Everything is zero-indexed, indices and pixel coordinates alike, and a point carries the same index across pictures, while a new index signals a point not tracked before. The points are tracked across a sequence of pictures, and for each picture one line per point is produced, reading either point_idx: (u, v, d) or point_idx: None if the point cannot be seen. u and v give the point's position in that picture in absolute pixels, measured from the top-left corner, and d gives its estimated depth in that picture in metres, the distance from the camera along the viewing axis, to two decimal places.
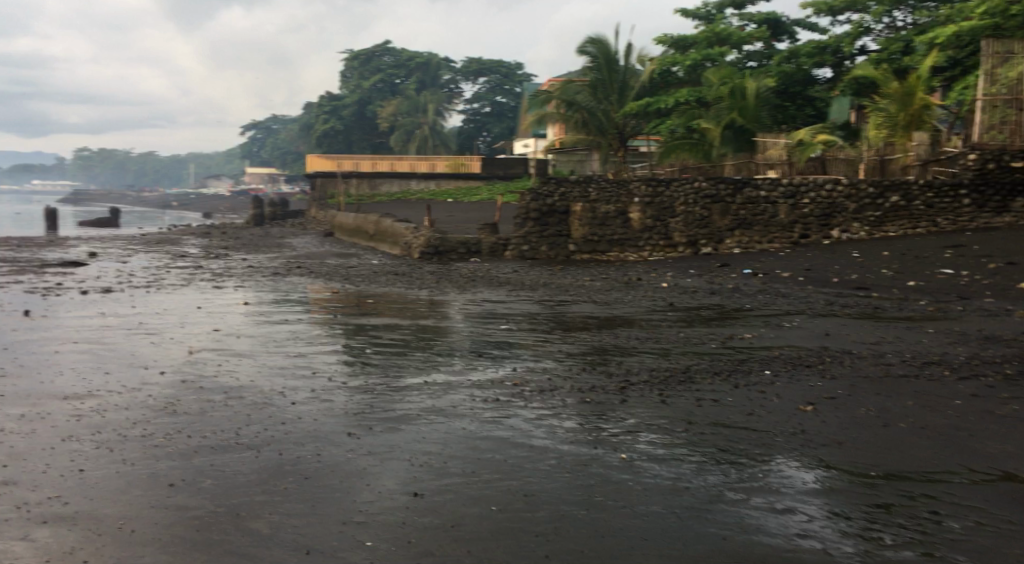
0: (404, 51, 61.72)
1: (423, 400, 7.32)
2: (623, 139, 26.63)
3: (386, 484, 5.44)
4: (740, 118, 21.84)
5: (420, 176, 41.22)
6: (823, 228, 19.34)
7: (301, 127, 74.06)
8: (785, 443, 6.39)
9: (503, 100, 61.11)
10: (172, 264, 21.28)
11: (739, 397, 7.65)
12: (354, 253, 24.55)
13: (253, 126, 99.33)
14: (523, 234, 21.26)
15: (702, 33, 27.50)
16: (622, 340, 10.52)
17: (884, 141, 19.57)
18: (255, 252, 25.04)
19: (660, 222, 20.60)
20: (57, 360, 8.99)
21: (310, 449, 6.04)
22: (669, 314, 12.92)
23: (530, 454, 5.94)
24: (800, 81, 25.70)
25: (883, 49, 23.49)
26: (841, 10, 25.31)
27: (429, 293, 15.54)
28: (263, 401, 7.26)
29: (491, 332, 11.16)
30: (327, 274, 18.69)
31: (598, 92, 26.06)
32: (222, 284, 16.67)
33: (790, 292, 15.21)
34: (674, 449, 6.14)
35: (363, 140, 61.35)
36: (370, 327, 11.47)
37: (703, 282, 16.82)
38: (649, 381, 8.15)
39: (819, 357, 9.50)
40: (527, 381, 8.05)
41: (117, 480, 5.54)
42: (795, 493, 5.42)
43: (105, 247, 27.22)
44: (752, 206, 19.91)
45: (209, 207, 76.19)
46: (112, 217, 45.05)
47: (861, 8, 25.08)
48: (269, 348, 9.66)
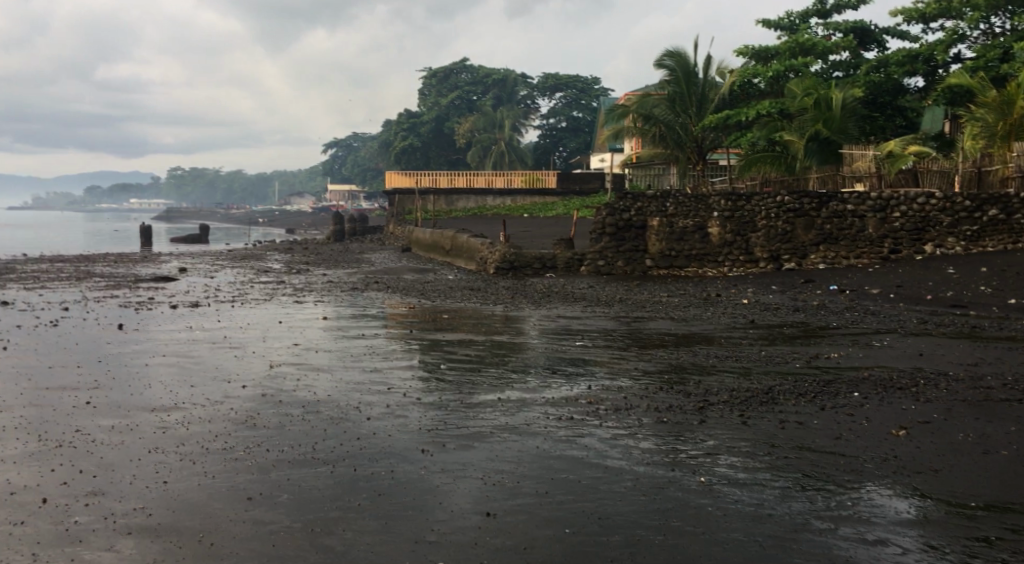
0: (481, 68, 62.26)
1: (497, 417, 7.26)
2: (701, 152, 26.72)
3: (459, 503, 5.37)
4: (825, 130, 21.06)
5: (495, 192, 41.44)
6: (915, 243, 18.67)
7: (380, 144, 75.33)
8: (874, 470, 6.10)
9: (580, 115, 61.05)
10: (257, 279, 21.80)
11: (824, 420, 7.36)
12: (431, 268, 24.77)
13: (334, 144, 101.60)
14: (600, 249, 21.16)
15: (785, 43, 26.95)
16: (701, 358, 10.29)
17: (982, 152, 18.53)
18: (335, 268, 25.50)
19: (740, 237, 20.21)
20: (146, 372, 9.25)
21: (385, 466, 6.02)
22: (750, 332, 12.60)
23: (606, 475, 5.80)
24: (889, 91, 24.93)
25: (979, 56, 22.57)
26: (935, 16, 24.43)
27: (505, 309, 15.52)
28: (339, 416, 7.30)
29: (567, 348, 11.06)
30: (404, 289, 18.87)
31: (677, 106, 26.17)
32: (303, 299, 16.98)
33: (879, 309, 14.68)
34: (756, 473, 5.92)
35: (441, 156, 62.11)
36: (445, 342, 11.49)
37: (786, 298, 16.39)
38: (729, 402, 7.92)
39: (911, 378, 9.10)
40: (603, 399, 7.91)
41: (198, 493, 5.62)
42: (887, 524, 5.16)
43: (194, 262, 28.10)
44: (837, 220, 19.38)
45: (292, 223, 78.13)
46: (201, 234, 46.54)
47: (955, 15, 24.26)
48: (346, 363, 9.75)
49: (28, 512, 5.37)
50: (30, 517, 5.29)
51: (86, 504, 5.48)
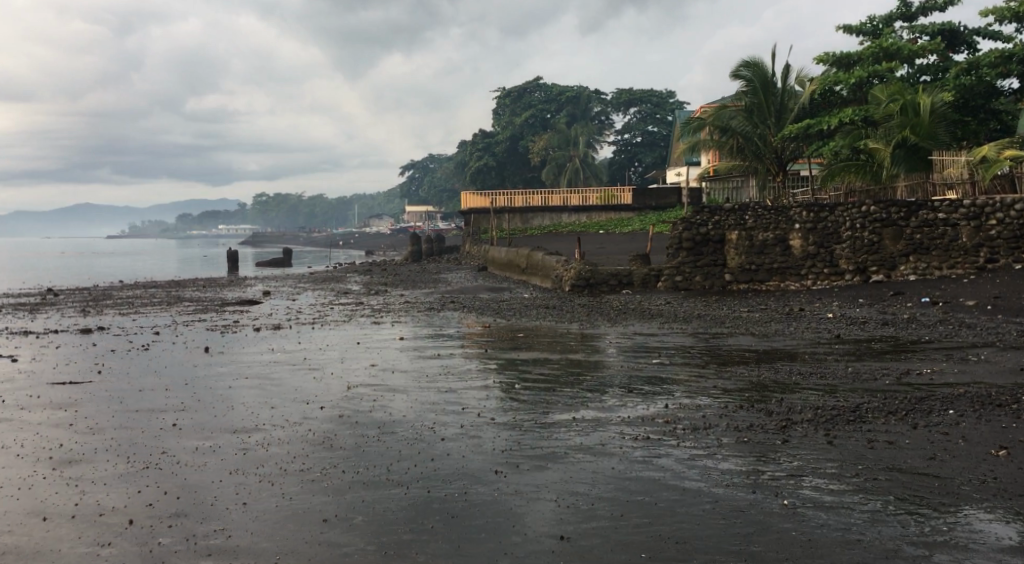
0: (555, 86, 62.10)
1: (571, 437, 7.15)
2: (781, 164, 26.28)
3: (532, 526, 5.27)
4: (914, 134, 19.94)
5: (571, 209, 41.41)
6: (1013, 252, 17.80)
7: (456, 165, 76.04)
8: (974, 493, 5.77)
9: (655, 129, 60.64)
10: (337, 300, 22.18)
11: (917, 440, 7.02)
12: (508, 287, 24.80)
13: (411, 166, 103.25)
14: (677, 263, 20.98)
15: (868, 48, 26.14)
16: (783, 375, 9.98)
17: None
18: (413, 288, 25.76)
19: (823, 249, 19.69)
20: (228, 394, 9.45)
21: (458, 487, 5.96)
22: (835, 347, 12.18)
23: (683, 497, 5.62)
24: (982, 94, 23.94)
25: None
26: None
27: (581, 326, 15.38)
28: (415, 437, 7.29)
29: (644, 366, 10.87)
30: (480, 309, 18.90)
31: (754, 117, 25.94)
32: (381, 320, 17.16)
33: (975, 322, 14.04)
34: (844, 496, 5.66)
35: (516, 175, 62.49)
36: (521, 361, 11.43)
37: (873, 312, 15.81)
38: (813, 421, 7.63)
39: (1010, 394, 8.65)
40: (680, 418, 7.71)
41: (275, 515, 5.64)
42: (987, 551, 4.85)
43: (277, 286, 28.76)
44: (929, 229, 18.64)
45: (371, 245, 79.45)
46: (285, 258, 47.69)
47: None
48: (422, 383, 9.75)
49: (114, 533, 5.48)
50: (116, 538, 5.40)
51: (169, 526, 5.57)
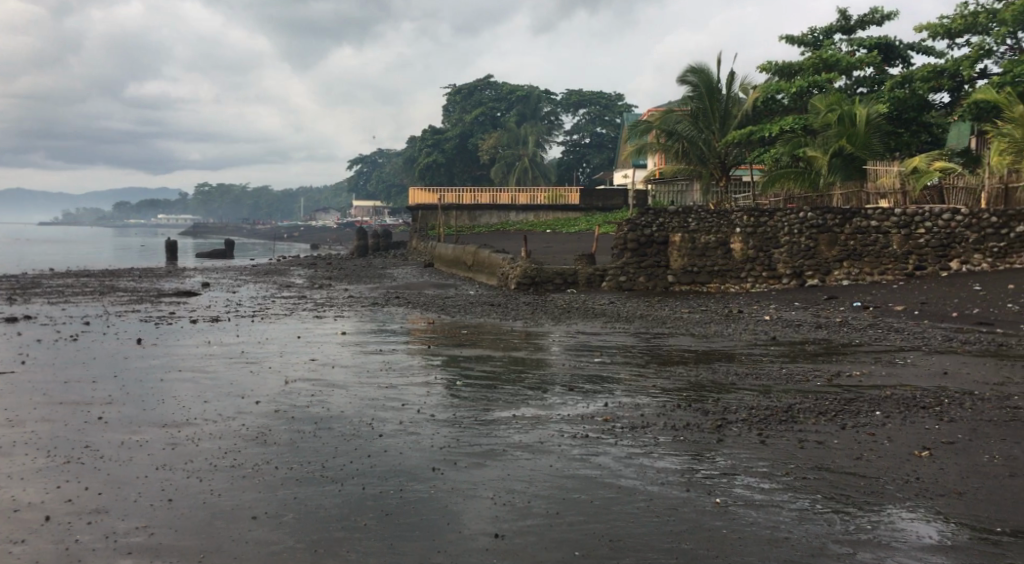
0: (505, 85, 62.34)
1: (510, 435, 7.15)
2: (724, 169, 26.52)
3: (466, 524, 5.26)
4: (850, 145, 21.18)
5: (518, 207, 41.50)
6: (940, 260, 18.50)
7: (404, 161, 75.46)
8: (896, 492, 5.93)
9: (603, 131, 61.19)
10: (277, 294, 21.83)
11: (845, 440, 7.19)
12: (452, 283, 24.74)
13: (359, 160, 102.48)
14: (621, 264, 21.11)
15: (809, 59, 26.81)
16: (719, 375, 10.14)
17: (1009, 167, 18.53)
18: (356, 283, 25.50)
19: (763, 253, 20.03)
20: (160, 387, 9.24)
21: (394, 485, 5.92)
22: (771, 349, 12.40)
23: (619, 495, 5.67)
24: (914, 107, 24.70)
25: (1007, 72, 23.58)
26: (961, 32, 25.67)
27: (524, 325, 15.41)
28: (351, 433, 7.23)
29: (585, 365, 10.93)
30: (424, 305, 18.82)
31: (700, 121, 26.21)
32: (323, 314, 16.94)
33: (904, 326, 14.47)
34: (774, 495, 5.76)
35: (464, 172, 62.42)
36: (464, 359, 11.39)
37: (809, 315, 16.13)
38: (747, 420, 7.76)
39: (934, 398, 8.95)
40: (618, 417, 7.77)
41: (202, 512, 5.55)
42: (909, 550, 4.99)
43: (216, 278, 28.21)
44: (861, 236, 19.18)
45: (315, 239, 78.56)
46: (226, 250, 46.87)
47: (981, 31, 25.42)
48: (361, 379, 9.65)
49: (30, 530, 5.32)
50: (31, 536, 5.25)
51: (89, 523, 5.43)
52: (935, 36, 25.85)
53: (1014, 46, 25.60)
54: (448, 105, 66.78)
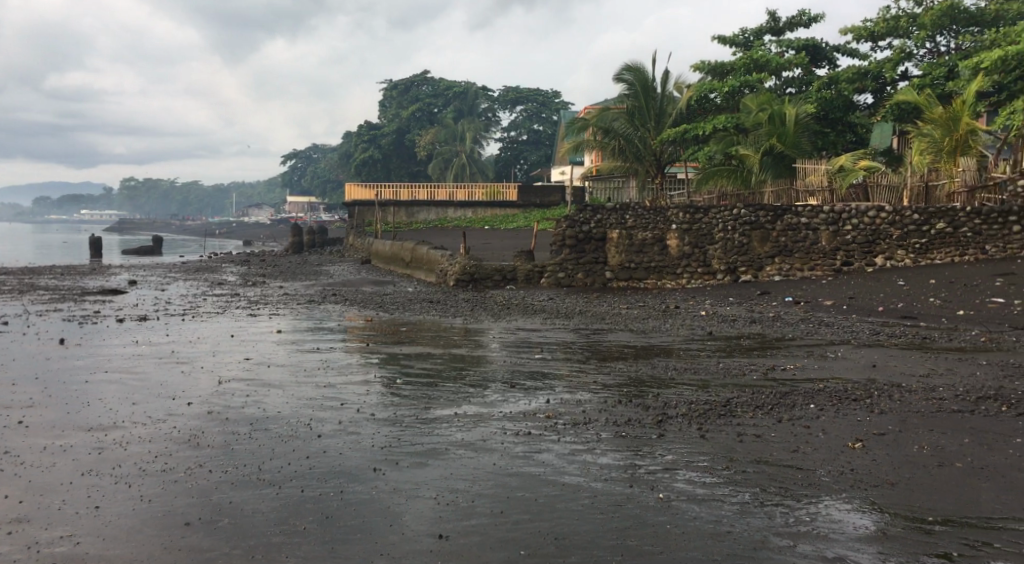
0: (443, 81, 62.12)
1: (452, 433, 7.07)
2: (660, 166, 27.01)
3: (409, 525, 5.18)
4: (780, 143, 21.60)
5: (457, 204, 41.33)
6: (866, 256, 19.08)
7: (340, 156, 74.57)
8: (832, 483, 6.05)
9: (541, 128, 61.45)
10: (209, 291, 21.31)
11: (782, 433, 7.30)
12: (390, 280, 24.50)
13: (293, 156, 100.91)
14: (560, 260, 21.14)
15: (740, 59, 27.29)
16: (659, 371, 10.22)
17: (929, 167, 19.19)
18: (291, 280, 25.08)
19: (698, 249, 20.32)
20: (85, 390, 8.92)
21: (333, 486, 5.80)
22: (708, 344, 12.56)
23: (563, 492, 5.65)
24: (840, 107, 25.31)
25: (926, 74, 24.41)
26: (883, 35, 26.39)
27: (464, 321, 15.33)
28: (288, 434, 7.07)
29: (525, 361, 10.90)
30: (362, 302, 18.59)
31: (636, 119, 26.45)
32: (257, 312, 16.60)
33: (834, 321, 14.83)
34: (715, 489, 5.81)
35: (401, 168, 61.96)
36: (403, 356, 11.27)
37: (744, 310, 16.40)
38: (687, 415, 7.82)
39: (865, 390, 9.18)
40: (560, 414, 7.76)
41: (132, 519, 5.35)
42: (846, 540, 5.07)
43: (144, 275, 27.41)
44: (792, 233, 19.62)
45: (249, 235, 77.10)
46: (154, 247, 45.63)
47: (902, 35, 26.24)
48: (299, 378, 9.46)
49: None
50: None
51: (9, 533, 5.19)
52: (859, 40, 26.61)
53: (933, 49, 26.45)
54: (385, 100, 66.16)
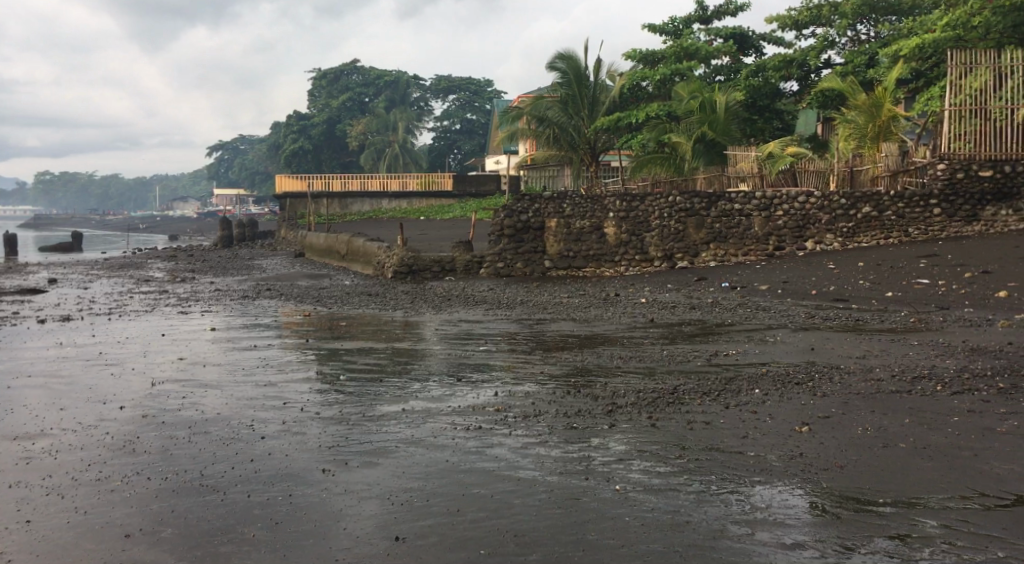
0: (373, 70, 61.37)
1: (401, 430, 6.92)
2: (595, 154, 27.13)
3: (363, 528, 5.02)
4: (711, 130, 21.77)
5: (391, 195, 40.91)
6: (797, 240, 19.44)
7: (269, 147, 73.05)
8: (783, 468, 6.08)
9: (473, 117, 61.29)
10: (135, 289, 20.60)
11: (730, 419, 7.34)
12: (326, 273, 24.07)
13: (219, 147, 98.63)
14: (499, 250, 21.02)
15: (670, 48, 27.68)
16: (604, 360, 10.21)
17: (854, 152, 19.68)
18: (222, 276, 24.46)
19: (635, 237, 20.45)
20: (8, 396, 8.49)
21: (281, 490, 5.60)
22: (650, 331, 12.60)
23: (519, 488, 5.57)
24: (768, 94, 25.89)
25: (848, 62, 24.93)
26: (807, 24, 26.91)
27: (404, 314, 15.13)
28: (229, 436, 6.82)
29: (469, 353, 10.79)
30: (297, 297, 18.22)
31: (570, 108, 26.46)
32: (188, 310, 16.11)
33: (770, 305, 15.05)
34: (670, 478, 5.79)
35: (333, 159, 61.11)
36: (343, 352, 11.03)
37: (682, 297, 16.54)
38: (637, 404, 7.81)
39: (806, 373, 9.31)
40: (510, 407, 7.67)
41: (67, 532, 5.08)
42: (802, 526, 5.09)
43: (65, 274, 26.39)
44: (726, 219, 19.90)
45: (175, 230, 75.09)
46: (75, 243, 44.05)
47: (825, 23, 26.74)
48: (236, 377, 9.19)
49: None
50: None
51: None
52: (784, 28, 27.11)
53: (855, 37, 27.04)
54: (314, 89, 64.92)
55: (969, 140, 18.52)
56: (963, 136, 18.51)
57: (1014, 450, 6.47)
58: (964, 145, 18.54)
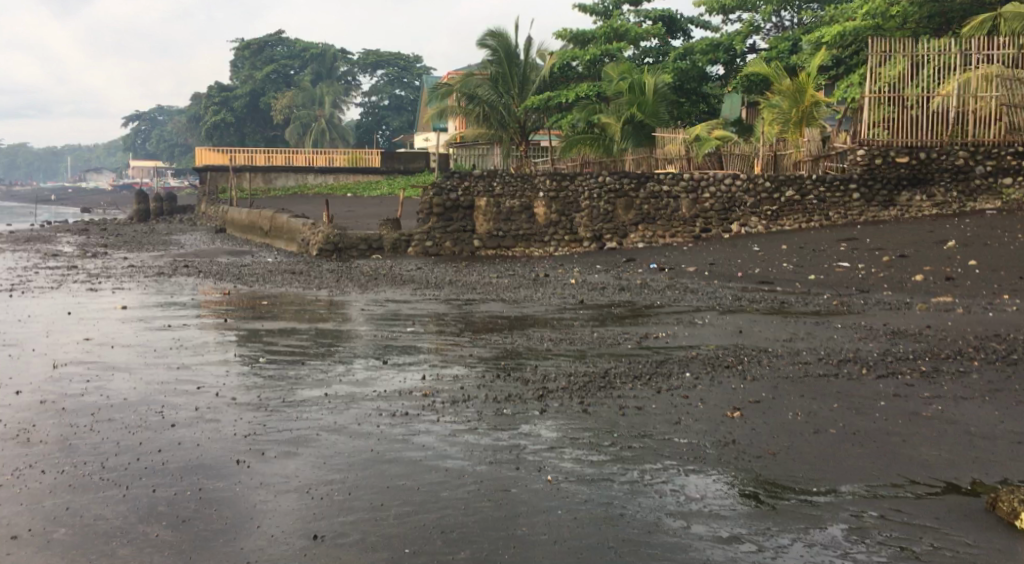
0: (298, 41, 59.93)
1: (322, 416, 6.59)
2: (524, 134, 26.74)
3: (279, 525, 4.71)
4: (640, 113, 21.82)
5: (317, 170, 40.07)
6: (723, 222, 19.57)
7: (188, 118, 70.75)
8: (716, 456, 5.97)
9: (401, 93, 60.52)
10: (41, 264, 19.51)
11: (662, 404, 7.21)
12: (247, 250, 23.28)
13: (136, 117, 95.15)
14: (427, 229, 20.64)
15: (600, 28, 27.80)
16: (534, 342, 9.99)
17: (777, 137, 19.90)
18: (136, 251, 23.43)
19: (565, 217, 20.34)
20: None
21: (191, 484, 5.23)
22: (580, 313, 12.47)
23: (446, 478, 5.32)
24: (695, 77, 26.03)
25: (772, 48, 25.22)
26: (733, 8, 27.15)
27: (329, 293, 14.65)
28: (136, 425, 6.39)
29: (396, 335, 10.46)
30: (216, 274, 17.51)
31: (500, 86, 25.99)
32: (97, 287, 15.29)
33: (698, 287, 15.05)
34: (602, 467, 5.61)
35: (256, 133, 59.73)
36: (264, 332, 10.57)
37: (611, 278, 16.45)
38: (568, 388, 7.63)
39: (735, 356, 9.28)
40: (438, 391, 7.41)
41: None
42: (738, 518, 4.95)
43: None
44: (654, 201, 19.97)
45: (88, 202, 72.13)
46: None
47: (750, 8, 27.03)
48: (147, 360, 8.67)
49: None
50: None
51: None
52: (711, 11, 27.33)
53: (779, 23, 27.43)
54: (237, 59, 62.87)
55: (888, 127, 18.60)
56: (880, 122, 18.57)
57: (940, 436, 6.47)
58: (880, 132, 18.67)
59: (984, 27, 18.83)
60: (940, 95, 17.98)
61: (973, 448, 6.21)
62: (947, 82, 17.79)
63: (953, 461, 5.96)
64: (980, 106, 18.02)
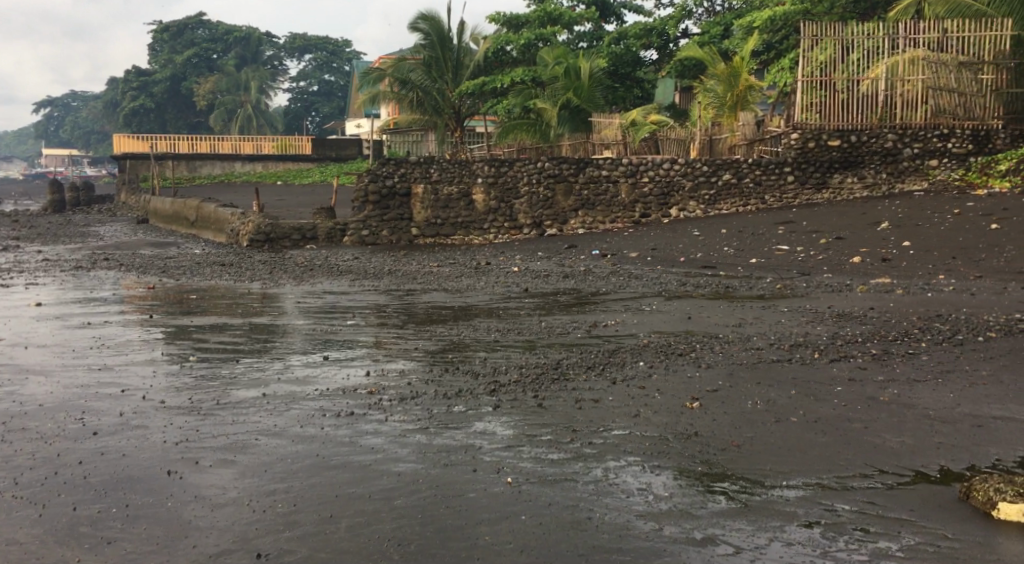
0: (222, 25, 58.09)
1: (261, 419, 6.14)
2: (459, 119, 25.99)
3: (216, 544, 4.28)
4: (576, 97, 21.24)
5: (244, 158, 38.95)
6: (662, 207, 19.48)
7: (106, 105, 68.15)
8: (679, 450, 5.70)
9: (331, 78, 59.41)
10: None
11: (619, 396, 6.93)
12: (172, 242, 22.34)
13: (48, 103, 91.33)
14: (363, 218, 20.10)
15: (534, 12, 27.55)
16: (480, 333, 9.63)
17: (712, 121, 19.99)
18: (52, 244, 22.25)
19: (504, 204, 20.01)
20: None
21: (116, 500, 4.76)
22: (524, 301, 12.14)
23: (399, 484, 4.94)
24: (629, 62, 25.92)
25: (705, 32, 25.26)
26: None
27: (262, 286, 14.03)
28: (54, 434, 5.84)
29: (336, 328, 9.99)
30: (140, 267, 16.67)
31: (433, 71, 25.47)
32: (10, 283, 14.36)
33: (641, 273, 14.85)
34: (562, 466, 5.30)
35: (179, 120, 57.87)
36: (194, 329, 9.98)
37: (553, 265, 16.17)
38: (520, 381, 7.29)
39: (687, 344, 9.06)
40: (385, 388, 7.00)
41: None
42: (710, 517, 4.69)
43: None
44: (594, 186, 19.75)
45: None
46: None
47: None
48: (67, 361, 8.05)
49: None
50: None
51: None
52: None
53: (710, 8, 27.48)
54: (156, 43, 60.47)
55: (820, 112, 18.69)
56: (812, 106, 18.68)
57: (901, 422, 6.33)
58: (812, 115, 18.71)
59: (909, 12, 19.10)
60: (869, 78, 18.15)
61: (936, 434, 6.07)
62: (875, 65, 17.94)
63: (919, 448, 5.81)
64: (907, 89, 18.12)
